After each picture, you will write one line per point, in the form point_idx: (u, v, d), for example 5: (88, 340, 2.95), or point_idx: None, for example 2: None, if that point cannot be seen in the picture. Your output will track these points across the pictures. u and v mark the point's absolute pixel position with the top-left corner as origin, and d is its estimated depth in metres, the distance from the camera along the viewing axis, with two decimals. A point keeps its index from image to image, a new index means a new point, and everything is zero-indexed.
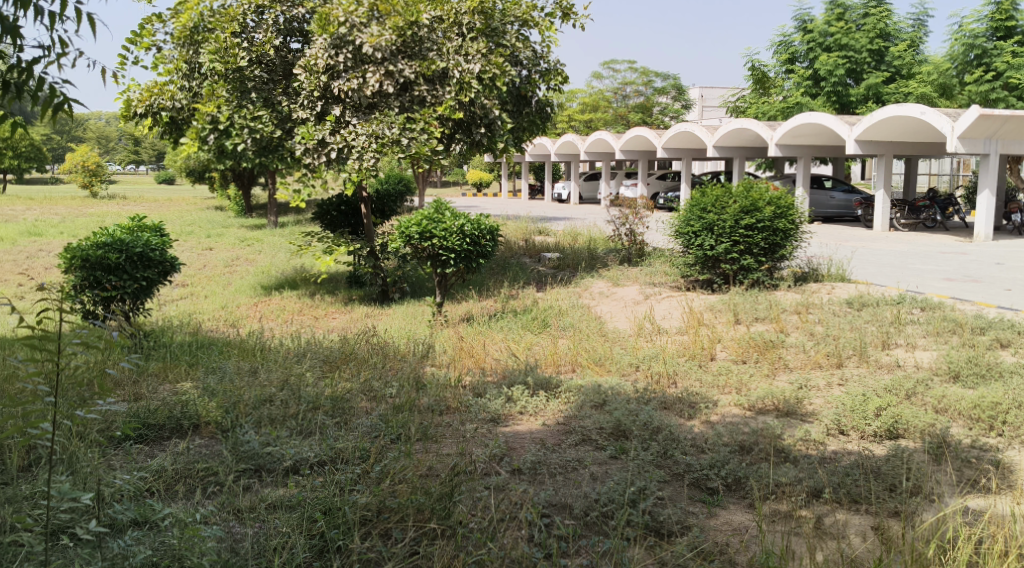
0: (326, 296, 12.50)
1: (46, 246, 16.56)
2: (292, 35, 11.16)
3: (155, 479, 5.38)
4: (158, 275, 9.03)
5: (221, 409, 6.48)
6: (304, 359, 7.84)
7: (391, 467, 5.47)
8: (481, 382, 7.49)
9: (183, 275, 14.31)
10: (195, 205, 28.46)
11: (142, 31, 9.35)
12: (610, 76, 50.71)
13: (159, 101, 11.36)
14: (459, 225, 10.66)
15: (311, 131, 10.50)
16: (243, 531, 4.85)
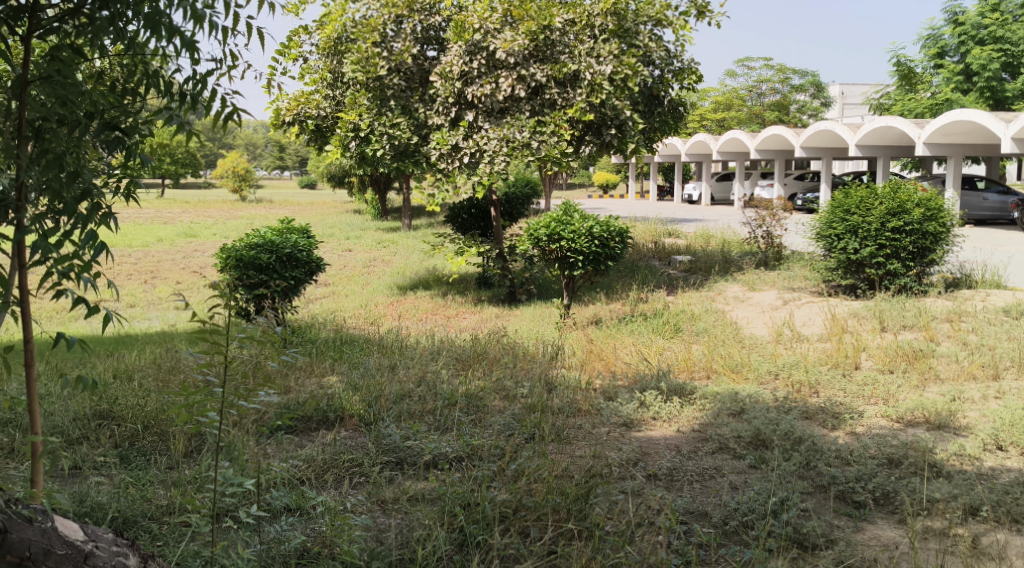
0: (458, 296, 12.75)
1: (201, 247, 17.55)
2: (429, 43, 11.37)
3: (306, 467, 5.64)
4: (305, 274, 9.42)
5: (364, 403, 6.72)
6: (439, 357, 8.04)
7: (526, 466, 5.55)
8: (612, 385, 7.50)
9: (324, 275, 14.89)
10: (334, 208, 29.52)
11: (289, 42, 9.75)
12: (745, 74, 49.69)
13: (305, 110, 11.88)
14: (587, 227, 10.68)
15: (445, 136, 10.78)
16: (388, 523, 5.03)
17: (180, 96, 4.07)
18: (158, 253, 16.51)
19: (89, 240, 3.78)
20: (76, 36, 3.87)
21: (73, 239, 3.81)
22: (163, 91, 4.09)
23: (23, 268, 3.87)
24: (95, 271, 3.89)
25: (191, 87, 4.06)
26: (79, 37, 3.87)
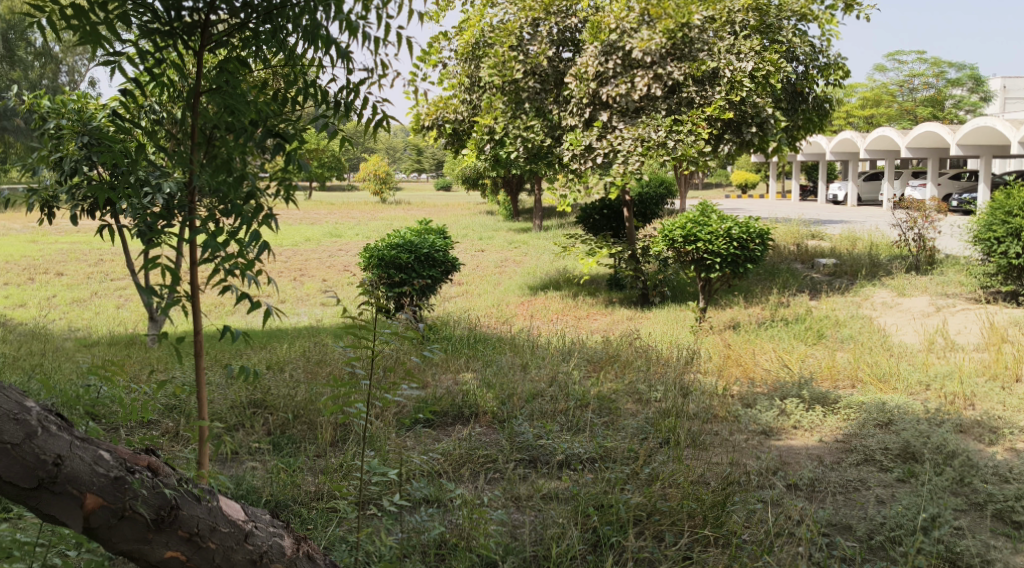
0: (589, 297, 12.73)
1: (343, 246, 18.18)
2: (565, 44, 11.33)
3: (443, 460, 5.77)
4: (442, 274, 9.62)
5: (497, 400, 6.82)
6: (571, 357, 8.06)
7: (661, 470, 5.51)
8: (750, 392, 7.33)
9: (459, 274, 15.18)
10: (469, 209, 30.01)
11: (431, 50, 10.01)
12: (895, 68, 47.54)
13: (443, 115, 12.18)
14: (726, 228, 10.48)
15: (579, 137, 10.72)
16: (523, 519, 5.11)
17: (334, 104, 4.24)
18: (303, 253, 17.19)
19: (253, 240, 4.05)
20: (242, 49, 4.11)
21: (238, 239, 4.06)
22: (318, 99, 4.27)
23: (194, 265, 4.15)
24: (258, 268, 4.13)
25: (344, 95, 4.22)
26: (244, 49, 4.12)
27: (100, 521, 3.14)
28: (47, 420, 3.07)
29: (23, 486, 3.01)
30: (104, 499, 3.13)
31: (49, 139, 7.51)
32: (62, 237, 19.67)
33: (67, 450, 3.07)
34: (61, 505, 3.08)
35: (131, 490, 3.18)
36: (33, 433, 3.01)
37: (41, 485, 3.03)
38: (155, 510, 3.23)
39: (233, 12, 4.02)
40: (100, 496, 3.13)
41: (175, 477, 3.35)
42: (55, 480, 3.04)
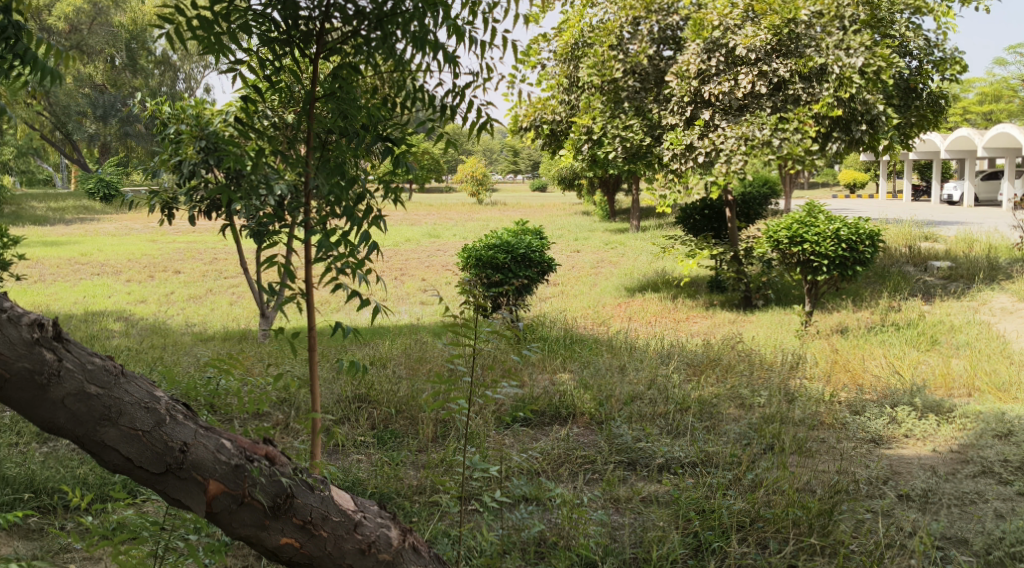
0: (689, 299, 12.56)
1: (442, 247, 18.41)
2: (665, 43, 11.13)
3: (542, 459, 5.80)
4: (537, 274, 9.57)
5: (595, 401, 6.79)
6: (670, 360, 7.97)
7: (765, 477, 5.40)
8: (858, 399, 7.12)
9: (556, 275, 15.19)
10: (567, 210, 29.91)
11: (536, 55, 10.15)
12: (1016, 62, 45.37)
13: (541, 116, 12.16)
14: (834, 229, 10.18)
15: (679, 136, 10.64)
16: (623, 521, 5.09)
17: (441, 107, 4.27)
18: (403, 253, 17.48)
19: (364, 239, 4.16)
20: (354, 56, 4.21)
21: (351, 239, 4.19)
22: (425, 103, 4.31)
23: (308, 265, 4.29)
24: (367, 266, 4.23)
25: (450, 98, 4.25)
26: (356, 56, 4.20)
27: (222, 506, 3.37)
28: (174, 409, 3.34)
29: (153, 471, 3.28)
30: (225, 485, 3.36)
31: (170, 144, 7.86)
32: (178, 236, 20.55)
33: (192, 438, 3.32)
34: (187, 490, 3.32)
35: (249, 478, 3.39)
36: (161, 421, 3.27)
37: (169, 470, 3.29)
38: (272, 498, 3.43)
39: (345, 20, 4.12)
40: (222, 482, 3.35)
41: (290, 467, 3.53)
42: (182, 465, 3.29)
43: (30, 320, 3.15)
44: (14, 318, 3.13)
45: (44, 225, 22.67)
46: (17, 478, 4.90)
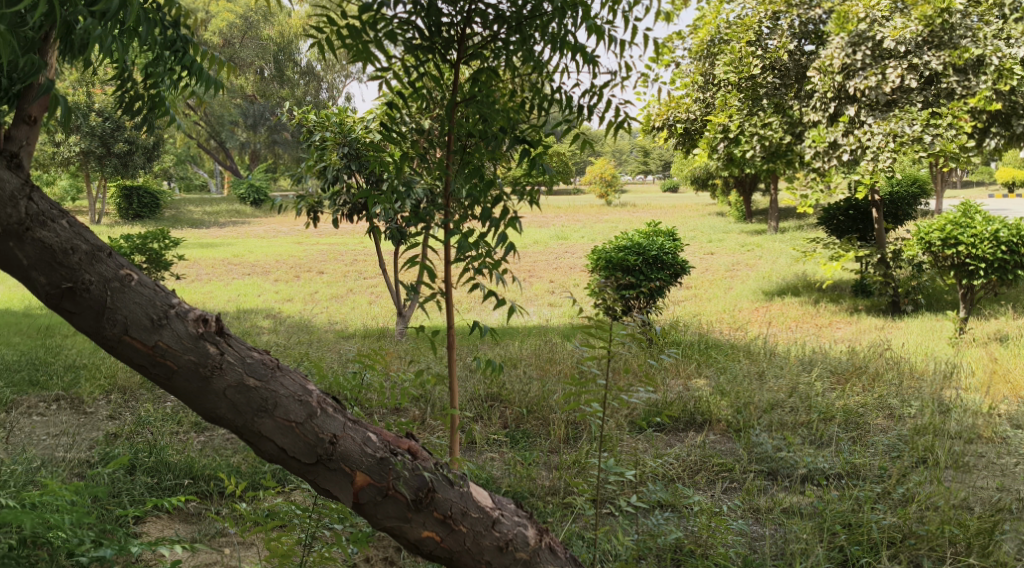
0: (831, 304, 12.10)
1: (573, 248, 18.38)
2: (807, 37, 10.87)
3: (677, 464, 5.68)
4: (670, 277, 9.25)
5: (733, 409, 6.60)
6: (812, 367, 7.69)
7: (916, 491, 5.15)
8: (1020, 412, 6.68)
9: (689, 278, 14.92)
10: (700, 211, 29.40)
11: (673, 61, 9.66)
12: None
13: (675, 115, 11.75)
14: (993, 230, 9.57)
15: (822, 133, 10.27)
16: (763, 532, 4.95)
17: (578, 107, 4.25)
18: (535, 255, 17.56)
19: (502, 241, 4.14)
20: (494, 60, 4.25)
21: (488, 240, 4.20)
22: (563, 103, 4.31)
23: (448, 264, 4.35)
24: (504, 267, 4.24)
25: (588, 98, 4.22)
26: (496, 60, 4.25)
27: (368, 497, 3.50)
28: (325, 402, 3.49)
29: (305, 461, 3.44)
30: (371, 477, 3.48)
31: (315, 150, 8.14)
32: (320, 238, 21.28)
33: (341, 431, 3.47)
34: (336, 480, 3.47)
35: (394, 471, 3.51)
36: (313, 414, 3.43)
37: (319, 461, 3.44)
38: (415, 491, 3.53)
39: (485, 24, 4.19)
40: (368, 474, 3.48)
41: (432, 462, 3.62)
42: (331, 456, 3.45)
43: (195, 316, 3.35)
44: (181, 313, 3.34)
45: (199, 228, 23.99)
46: (177, 464, 5.19)
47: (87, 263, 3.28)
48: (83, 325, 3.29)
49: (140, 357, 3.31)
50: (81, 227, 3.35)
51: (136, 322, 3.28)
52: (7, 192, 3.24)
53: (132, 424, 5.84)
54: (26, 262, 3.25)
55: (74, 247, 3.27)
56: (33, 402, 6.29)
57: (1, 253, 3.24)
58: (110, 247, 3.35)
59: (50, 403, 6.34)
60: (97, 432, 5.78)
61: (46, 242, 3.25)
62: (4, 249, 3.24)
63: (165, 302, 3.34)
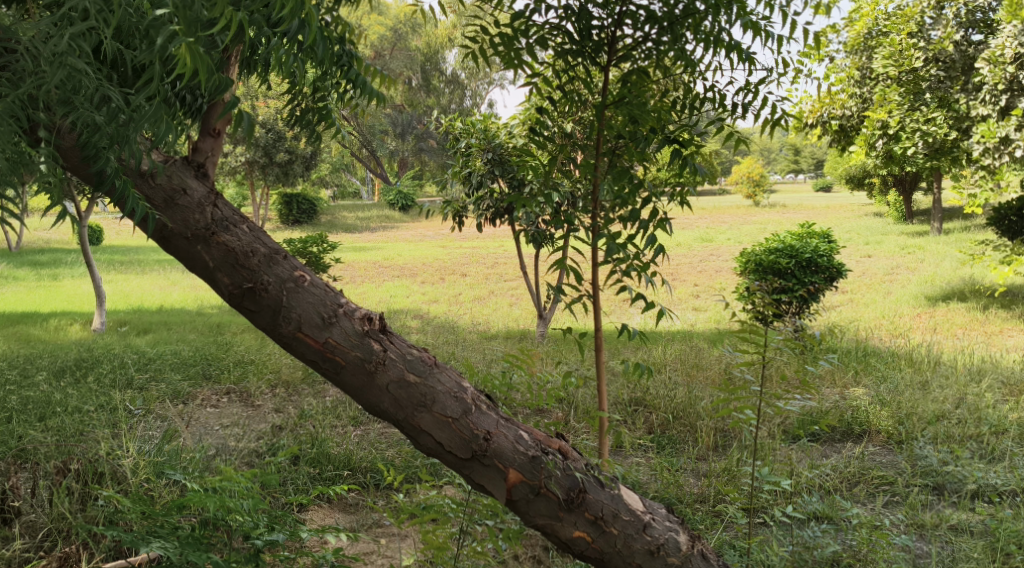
0: (1001, 310, 11.36)
1: (719, 252, 18.00)
2: (973, 27, 10.37)
3: (835, 475, 5.45)
4: (825, 281, 8.90)
5: (894, 419, 6.29)
6: (982, 378, 7.24)
7: None
8: None
9: (843, 281, 14.37)
10: (855, 212, 28.09)
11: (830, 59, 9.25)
12: None
13: (829, 111, 11.29)
14: None
15: (992, 128, 9.49)
16: (928, 549, 4.71)
17: (732, 105, 4.16)
18: (681, 257, 17.32)
19: (651, 243, 4.05)
20: (644, 61, 4.22)
21: (636, 242, 4.12)
22: (715, 102, 4.23)
23: (595, 266, 4.24)
24: (652, 268, 4.17)
25: (742, 96, 4.13)
26: (647, 62, 4.20)
27: (521, 494, 3.58)
28: (479, 400, 3.60)
29: (461, 456, 3.55)
30: (524, 475, 3.57)
31: (461, 157, 8.33)
32: (466, 242, 21.71)
33: (495, 428, 3.57)
34: (490, 476, 3.57)
35: (546, 470, 3.59)
36: (468, 410, 3.55)
37: (475, 457, 3.54)
38: (566, 491, 3.61)
39: (637, 25, 4.16)
40: (521, 472, 3.57)
41: (583, 463, 3.69)
42: (486, 453, 3.54)
43: (361, 315, 3.51)
44: (349, 312, 3.50)
45: (353, 233, 24.92)
46: (337, 456, 5.43)
47: (265, 265, 3.44)
48: (260, 322, 3.48)
49: (311, 352, 3.48)
50: (259, 231, 3.52)
51: (308, 320, 3.44)
52: (194, 199, 3.40)
53: (296, 417, 6.13)
54: (210, 264, 3.42)
55: (253, 250, 3.44)
56: (206, 394, 6.71)
57: (188, 255, 3.43)
58: (285, 249, 3.51)
59: (221, 395, 6.74)
60: (263, 423, 6.10)
61: (229, 244, 3.41)
62: (191, 251, 3.42)
63: (334, 301, 3.49)
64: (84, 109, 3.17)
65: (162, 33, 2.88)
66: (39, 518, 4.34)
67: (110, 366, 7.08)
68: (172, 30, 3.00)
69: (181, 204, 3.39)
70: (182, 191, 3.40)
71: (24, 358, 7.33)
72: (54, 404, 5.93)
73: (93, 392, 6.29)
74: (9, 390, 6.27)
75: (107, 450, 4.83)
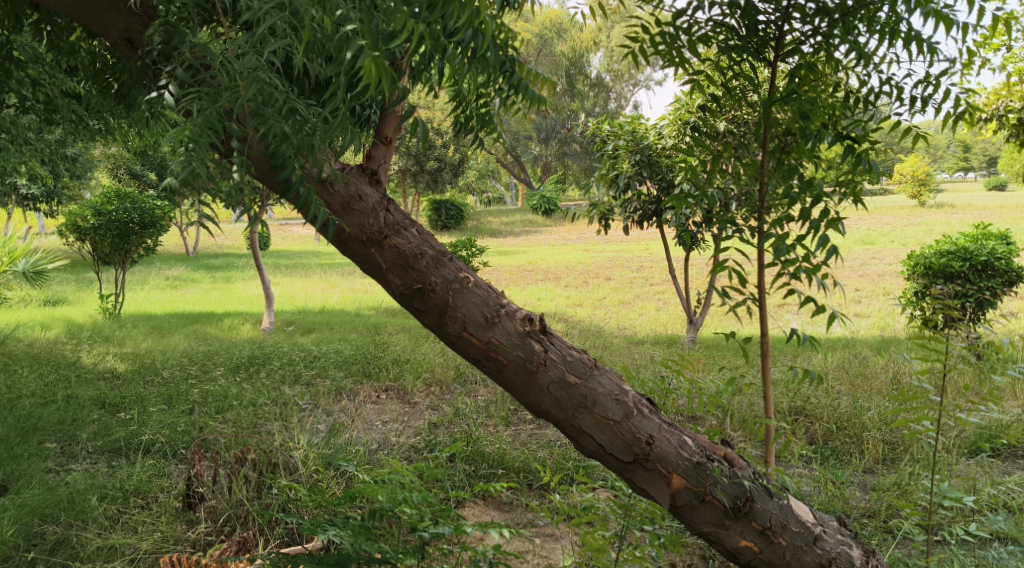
0: None
1: (879, 255, 17.14)
2: None
3: (1021, 492, 5.08)
4: (1004, 286, 8.31)
5: None
6: None
7: None
8: None
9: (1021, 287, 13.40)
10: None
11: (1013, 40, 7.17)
12: None
13: (1006, 103, 10.19)
14: None
15: None
16: None
17: (910, 99, 3.96)
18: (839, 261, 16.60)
19: (823, 244, 3.89)
20: (813, 56, 4.08)
21: (806, 244, 3.97)
22: (891, 97, 4.03)
23: (761, 268, 4.07)
24: (823, 271, 4.02)
25: (922, 89, 3.92)
26: (816, 57, 4.05)
27: (685, 500, 3.58)
28: (641, 404, 3.60)
29: (624, 459, 3.56)
30: (688, 481, 3.56)
31: (608, 159, 8.27)
32: (611, 246, 21.59)
33: (658, 432, 3.57)
34: (653, 480, 3.57)
35: (711, 477, 3.58)
36: (630, 413, 3.55)
37: (637, 461, 3.55)
38: (733, 499, 3.59)
39: (805, 19, 4.02)
40: (685, 477, 3.56)
41: (750, 471, 3.66)
42: (649, 457, 3.55)
43: (522, 315, 3.56)
44: (511, 312, 3.56)
45: (498, 237, 25.23)
46: (492, 455, 5.50)
47: (432, 267, 3.53)
48: (428, 322, 3.57)
49: (475, 351, 3.55)
50: (427, 234, 3.62)
51: (473, 320, 3.52)
52: (368, 204, 3.52)
53: (451, 415, 6.25)
54: (383, 266, 3.54)
55: (422, 252, 3.54)
56: (368, 391, 6.92)
57: (362, 257, 3.55)
58: (451, 251, 3.60)
59: (380, 392, 6.94)
60: (421, 420, 6.25)
61: (400, 247, 3.52)
62: (365, 253, 3.54)
63: (496, 302, 3.56)
64: (274, 120, 3.26)
65: (351, 48, 3.01)
66: (219, 504, 4.61)
67: (279, 363, 7.42)
68: (356, 40, 3.08)
69: (357, 209, 3.51)
70: (357, 197, 3.52)
71: (203, 355, 7.79)
72: (230, 398, 6.28)
73: (264, 388, 6.61)
74: (190, 384, 6.69)
75: (280, 443, 5.06)
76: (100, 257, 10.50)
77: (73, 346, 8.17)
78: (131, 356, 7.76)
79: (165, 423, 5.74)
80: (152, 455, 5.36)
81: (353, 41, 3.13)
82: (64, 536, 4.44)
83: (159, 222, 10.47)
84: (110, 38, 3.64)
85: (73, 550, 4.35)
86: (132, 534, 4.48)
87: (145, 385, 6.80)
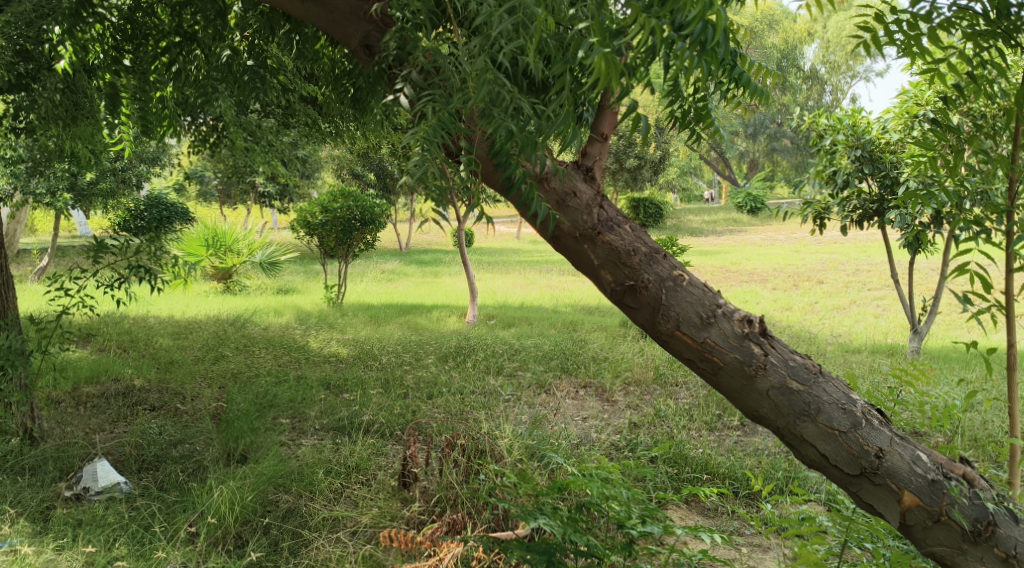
0: None
1: None
2: None
3: None
4: None
5: None
6: None
7: None
8: None
9: None
10: None
11: None
12: None
13: None
14: None
15: None
16: None
17: None
18: None
19: None
20: None
21: None
22: None
23: (1010, 275, 3.71)
24: None
25: None
26: None
27: (918, 520, 3.37)
28: (869, 414, 3.43)
29: (849, 471, 3.40)
30: (922, 499, 3.35)
31: (824, 154, 7.85)
32: (822, 246, 20.72)
33: (888, 445, 3.38)
34: (882, 496, 3.40)
35: (948, 496, 3.35)
36: (858, 424, 3.39)
37: (864, 474, 3.39)
38: (972, 522, 3.35)
39: None
40: (918, 495, 3.36)
41: (991, 493, 3.40)
42: (877, 471, 3.38)
43: (741, 317, 3.47)
44: (728, 313, 3.47)
45: (702, 236, 24.82)
46: (696, 459, 5.41)
47: (646, 264, 3.50)
48: (640, 319, 3.55)
49: (689, 351, 3.49)
50: (641, 231, 3.59)
51: (687, 319, 3.46)
52: (583, 201, 3.53)
53: (653, 415, 6.21)
54: (596, 262, 3.54)
55: (636, 249, 3.51)
56: (569, 385, 6.99)
57: (577, 254, 3.57)
58: (666, 250, 3.55)
59: (580, 388, 6.97)
60: (622, 419, 6.24)
61: (614, 244, 3.51)
62: (578, 250, 3.56)
63: (712, 302, 3.48)
64: (502, 118, 3.30)
65: (584, 45, 3.04)
66: (432, 486, 4.78)
67: (484, 354, 7.63)
68: (588, 38, 3.06)
69: (571, 205, 3.53)
70: (573, 193, 3.53)
71: (416, 344, 8.16)
72: (440, 385, 6.54)
73: (471, 377, 6.83)
74: (405, 370, 7.04)
75: (490, 432, 5.21)
76: (326, 250, 11.16)
77: (303, 331, 8.77)
78: (352, 342, 8.25)
79: (383, 406, 6.06)
80: (372, 435, 5.67)
81: (583, 40, 3.14)
82: (294, 505, 4.76)
83: (378, 218, 11.03)
84: (351, 46, 3.85)
85: (303, 519, 4.65)
86: (355, 507, 4.74)
87: (365, 368, 7.22)
